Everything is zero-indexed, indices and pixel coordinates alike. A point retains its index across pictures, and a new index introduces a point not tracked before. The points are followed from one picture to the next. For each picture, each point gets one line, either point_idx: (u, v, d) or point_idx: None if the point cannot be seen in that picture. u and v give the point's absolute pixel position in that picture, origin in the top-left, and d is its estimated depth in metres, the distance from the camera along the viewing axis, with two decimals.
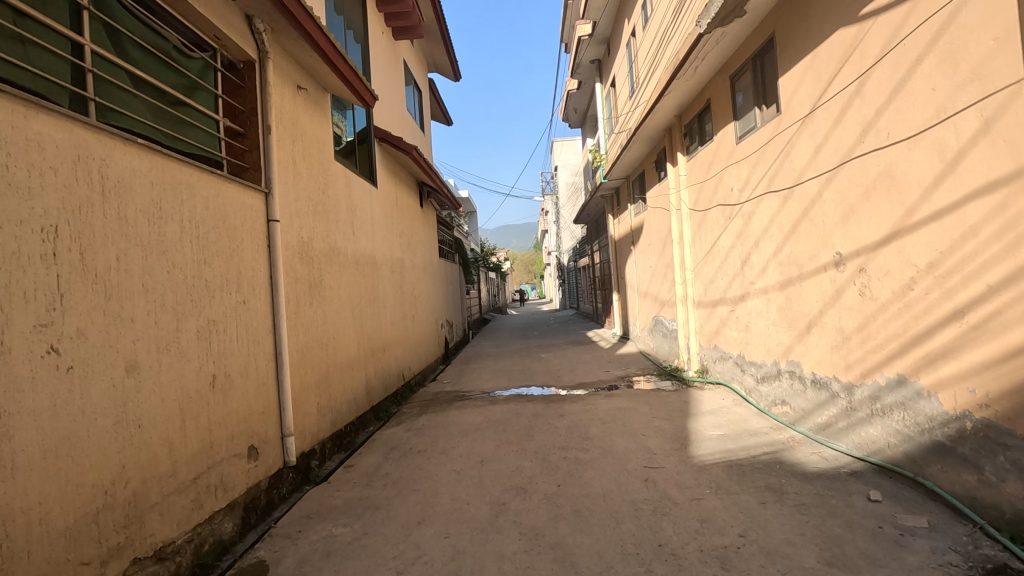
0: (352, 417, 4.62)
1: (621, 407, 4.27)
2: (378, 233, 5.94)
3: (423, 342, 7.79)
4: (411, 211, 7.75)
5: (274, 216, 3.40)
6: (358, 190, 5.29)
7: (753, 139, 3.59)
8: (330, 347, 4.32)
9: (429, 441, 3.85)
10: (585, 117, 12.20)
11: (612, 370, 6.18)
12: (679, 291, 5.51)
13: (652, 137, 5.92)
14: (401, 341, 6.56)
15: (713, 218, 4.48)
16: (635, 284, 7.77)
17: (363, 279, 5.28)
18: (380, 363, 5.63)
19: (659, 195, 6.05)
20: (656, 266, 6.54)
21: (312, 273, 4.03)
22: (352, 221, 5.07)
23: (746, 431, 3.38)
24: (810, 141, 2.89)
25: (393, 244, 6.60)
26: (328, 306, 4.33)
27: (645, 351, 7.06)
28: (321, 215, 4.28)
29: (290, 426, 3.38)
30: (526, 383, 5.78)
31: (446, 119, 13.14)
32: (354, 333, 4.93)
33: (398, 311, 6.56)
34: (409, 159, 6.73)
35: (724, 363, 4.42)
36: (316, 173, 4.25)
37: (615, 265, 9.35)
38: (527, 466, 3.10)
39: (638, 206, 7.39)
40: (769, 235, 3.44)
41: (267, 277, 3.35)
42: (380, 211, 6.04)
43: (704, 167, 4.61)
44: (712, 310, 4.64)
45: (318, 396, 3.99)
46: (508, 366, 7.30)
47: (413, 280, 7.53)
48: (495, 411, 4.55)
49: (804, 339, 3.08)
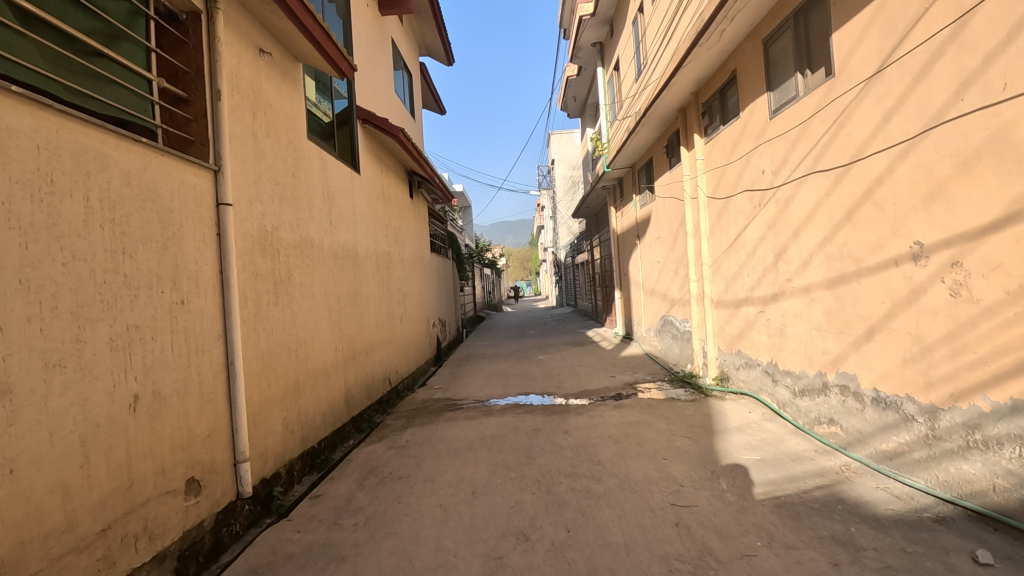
0: (326, 432, 4.06)
1: (634, 421, 3.74)
2: (361, 224, 5.38)
3: (413, 343, 7.24)
4: (399, 203, 7.19)
5: (225, 200, 2.84)
6: (337, 175, 4.73)
7: (793, 111, 3.06)
8: (301, 353, 3.77)
9: (413, 464, 3.31)
10: (585, 105, 11.64)
11: (617, 374, 5.65)
12: (695, 289, 4.97)
13: (663, 119, 5.39)
14: (387, 343, 5.99)
15: (737, 206, 3.95)
16: (641, 281, 7.23)
17: (342, 275, 4.73)
18: (362, 368, 5.08)
19: (671, 183, 5.51)
20: (666, 262, 6.00)
21: (277, 268, 3.47)
22: (329, 210, 4.51)
23: (786, 456, 2.85)
24: (876, 106, 2.36)
25: (378, 237, 6.03)
26: (299, 305, 3.77)
27: (652, 354, 6.53)
28: (289, 201, 3.72)
29: (244, 450, 2.84)
30: (523, 389, 5.24)
31: (440, 108, 12.67)
32: (331, 335, 4.37)
33: (383, 310, 6.00)
34: (397, 143, 6.16)
35: (750, 371, 3.89)
36: (284, 153, 3.69)
37: (617, 260, 8.81)
38: (529, 501, 2.56)
39: (645, 197, 6.85)
40: (814, 224, 2.91)
41: (216, 272, 2.79)
42: (363, 201, 5.48)
43: (727, 150, 4.08)
44: (735, 310, 4.10)
45: (284, 410, 3.43)
46: (504, 369, 6.75)
47: (401, 276, 6.97)
48: (490, 425, 4.01)
49: (862, 348, 2.55)
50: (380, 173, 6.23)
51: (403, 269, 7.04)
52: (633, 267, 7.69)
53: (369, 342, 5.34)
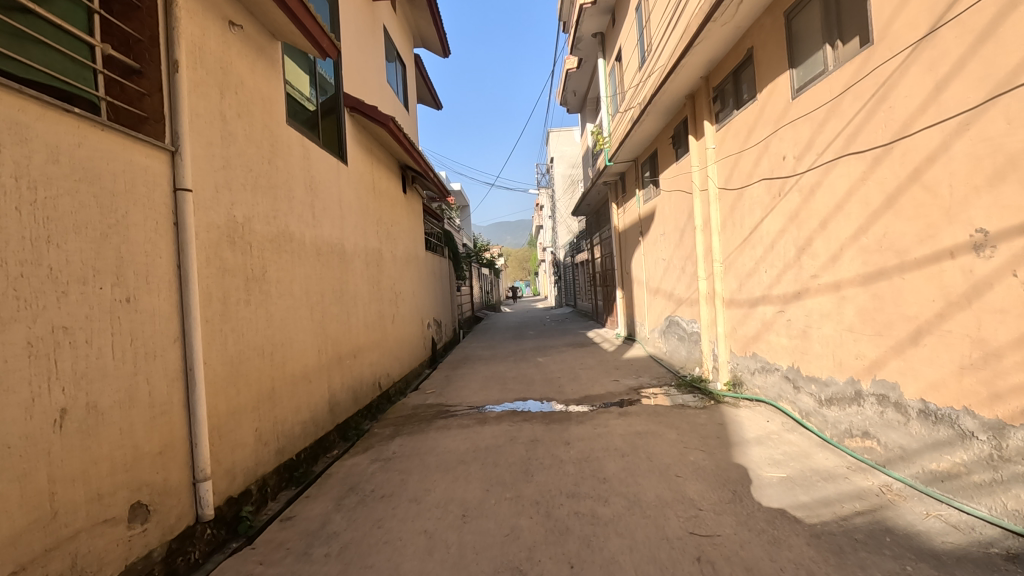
0: (307, 442, 3.75)
1: (641, 431, 3.42)
2: (348, 218, 5.06)
3: (406, 345, 6.92)
4: (392, 199, 6.87)
5: (184, 185, 2.52)
6: (320, 166, 4.41)
7: (821, 88, 2.75)
8: (278, 356, 3.45)
9: (398, 480, 2.99)
10: (585, 100, 11.33)
11: (621, 378, 5.33)
12: (704, 287, 4.67)
13: (670, 107, 5.07)
14: (377, 345, 5.67)
15: (753, 196, 3.64)
16: (644, 280, 6.91)
17: (326, 273, 4.41)
18: (349, 372, 4.76)
19: (678, 175, 5.20)
20: (671, 259, 5.69)
21: (249, 263, 3.15)
22: (312, 203, 4.19)
23: (816, 474, 2.53)
24: (928, 74, 2.05)
25: (368, 233, 5.70)
26: (276, 305, 3.45)
27: (657, 356, 6.22)
28: (265, 191, 3.40)
29: (205, 468, 2.52)
30: (521, 394, 4.93)
31: (436, 103, 12.37)
32: (313, 337, 4.05)
33: (373, 311, 5.68)
34: (387, 134, 5.84)
35: (767, 376, 3.57)
36: (258, 137, 3.37)
37: (619, 258, 8.50)
38: (526, 527, 2.25)
39: (649, 192, 6.54)
40: (847, 213, 2.60)
41: (173, 267, 2.47)
42: (350, 194, 5.16)
43: (741, 136, 3.77)
44: (750, 311, 3.79)
45: (257, 420, 3.12)
46: (501, 372, 6.44)
47: (393, 275, 6.64)
48: (484, 434, 3.69)
49: (906, 353, 2.24)
50: (370, 166, 5.91)
51: (395, 268, 6.71)
52: (636, 266, 7.37)
53: (357, 345, 5.02)
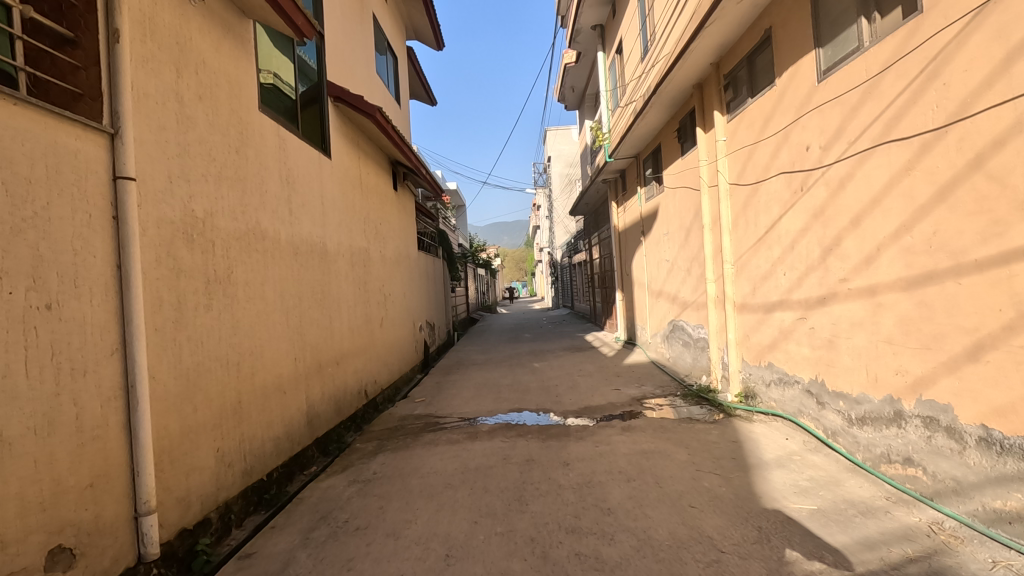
0: (280, 460, 3.41)
1: (648, 450, 3.10)
2: (331, 216, 4.73)
3: (396, 350, 6.59)
4: (381, 196, 6.54)
5: (125, 172, 2.19)
6: (298, 158, 4.08)
7: (854, 68, 2.44)
8: (246, 366, 3.12)
9: (376, 508, 2.66)
10: (583, 96, 11.02)
11: (622, 387, 5.01)
12: (713, 291, 4.35)
13: (676, 98, 4.76)
14: (363, 351, 5.34)
15: (770, 191, 3.32)
16: (646, 282, 6.59)
17: (305, 274, 4.07)
18: (331, 380, 4.43)
19: (684, 170, 4.88)
20: (676, 260, 5.38)
21: (211, 263, 2.82)
22: (288, 198, 3.86)
23: (851, 506, 2.21)
24: (996, 42, 1.73)
25: (353, 232, 5.37)
26: (244, 309, 3.13)
27: (660, 362, 5.90)
28: (231, 183, 3.07)
29: (150, 500, 2.18)
30: (515, 404, 4.60)
31: (430, 99, 12.05)
32: (289, 344, 3.72)
33: (360, 314, 5.35)
34: (375, 126, 5.51)
35: (786, 389, 3.26)
36: (224, 124, 3.04)
37: (618, 259, 8.18)
38: (518, 573, 1.93)
39: (651, 189, 6.24)
40: (886, 208, 2.28)
41: (112, 268, 2.14)
42: (333, 189, 4.83)
43: (756, 127, 3.46)
44: (766, 316, 3.47)
45: (220, 439, 2.79)
46: (495, 379, 6.11)
47: (382, 276, 6.31)
48: (475, 452, 3.37)
49: (961, 371, 1.93)
50: (357, 160, 5.59)
51: (384, 268, 6.38)
52: (637, 267, 7.06)
53: (340, 351, 4.69)
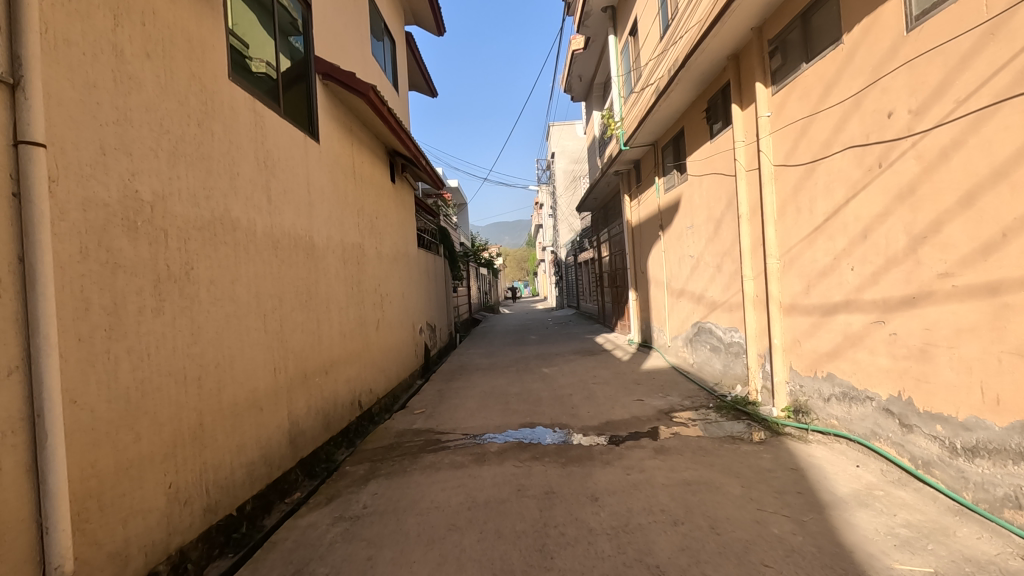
0: (254, 490, 2.90)
1: (691, 480, 2.58)
2: (319, 206, 4.22)
3: (393, 355, 6.08)
4: (377, 188, 6.04)
5: (31, 136, 1.67)
6: (279, 139, 3.57)
7: (967, 6, 1.92)
8: (211, 380, 2.61)
9: (364, 558, 2.16)
10: (591, 86, 10.53)
11: (645, 396, 4.50)
12: (751, 289, 3.84)
13: (705, 74, 4.25)
14: (356, 358, 4.83)
15: (833, 172, 2.81)
16: (665, 281, 6.07)
17: (287, 272, 3.57)
18: (318, 392, 3.92)
19: (715, 155, 4.36)
20: (702, 256, 4.86)
21: (162, 258, 2.31)
22: (267, 184, 3.35)
23: (980, 570, 1.69)
24: None
25: (346, 226, 4.86)
26: (209, 313, 2.62)
27: (683, 368, 5.38)
28: (191, 162, 2.57)
29: (65, 563, 1.68)
30: (527, 417, 4.09)
31: (430, 91, 11.58)
32: (268, 352, 3.22)
33: (353, 317, 4.85)
34: (369, 108, 5.01)
35: (853, 406, 2.74)
36: (183, 90, 2.54)
37: (632, 256, 7.66)
38: None
39: (671, 179, 5.74)
40: (1017, 182, 1.77)
41: (12, 261, 1.63)
42: (321, 177, 4.32)
43: (812, 97, 2.94)
44: (824, 320, 2.96)
45: (173, 472, 2.28)
46: (502, 386, 5.60)
47: (378, 275, 5.81)
48: (483, 480, 2.86)
49: None
50: (349, 147, 5.08)
51: (379, 267, 5.85)
52: (655, 264, 6.54)
53: (329, 358, 4.18)
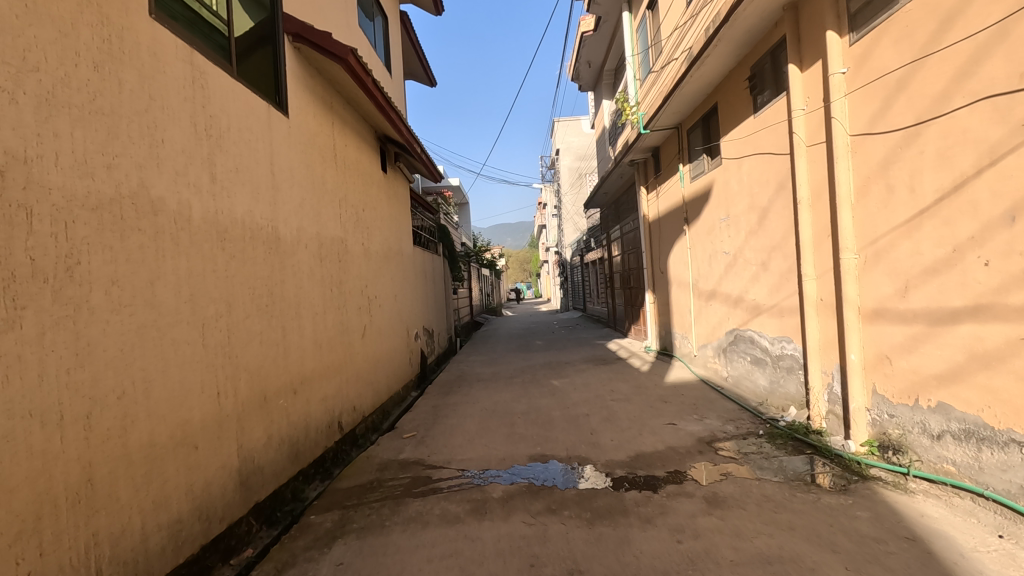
0: (180, 558, 2.20)
1: (769, 556, 1.87)
2: (287, 192, 3.52)
3: (383, 366, 5.38)
4: (365, 176, 5.34)
5: None
6: (231, 105, 2.87)
7: None
8: (112, 416, 1.91)
9: None
10: (601, 73, 9.84)
11: (677, 419, 3.78)
12: (812, 292, 3.12)
13: (751, 32, 3.54)
14: (334, 373, 4.12)
15: (952, 134, 2.09)
16: (693, 282, 5.36)
17: (240, 270, 2.86)
18: (282, 417, 3.22)
19: (764, 130, 3.65)
20: (742, 252, 4.15)
21: (18, 247, 1.61)
22: (211, 159, 2.65)
23: None
24: None
25: (324, 217, 4.16)
26: (108, 324, 1.92)
27: (715, 383, 4.67)
28: (80, 118, 1.86)
29: None
30: (538, 447, 3.37)
31: (430, 81, 10.93)
32: (209, 371, 2.52)
33: (331, 324, 4.15)
34: (352, 80, 4.32)
35: (986, 451, 2.02)
36: (69, 18, 1.84)
37: (649, 254, 6.96)
38: None
39: (699, 165, 5.04)
40: None
41: None
42: (291, 157, 3.62)
43: (918, 38, 2.23)
44: (933, 331, 2.24)
45: (32, 556, 1.58)
46: (507, 402, 4.89)
47: (366, 275, 5.12)
48: (483, 546, 2.15)
49: None
50: (329, 126, 4.39)
51: (365, 266, 5.14)
52: (678, 264, 5.83)
53: (298, 375, 3.48)
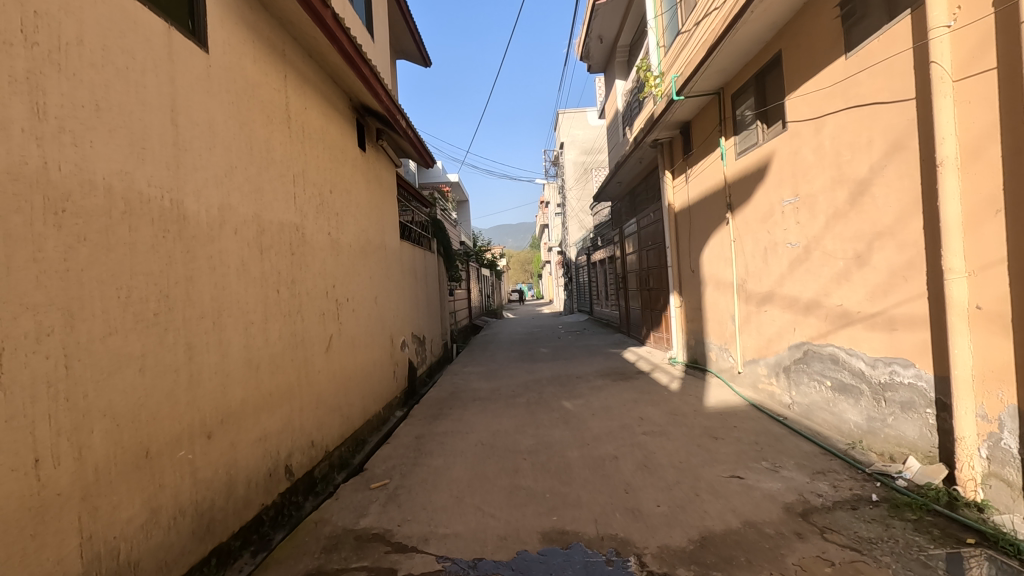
0: None
1: None
2: (203, 155, 2.52)
3: (355, 385, 4.39)
4: (334, 152, 4.35)
5: None
6: (89, 8, 1.89)
7: None
8: None
9: None
10: (613, 50, 8.88)
11: (741, 468, 2.77)
12: (960, 296, 2.13)
13: None
14: (279, 402, 3.12)
15: None
16: (739, 283, 4.35)
17: (101, 261, 1.87)
18: (183, 476, 2.21)
19: (866, 71, 2.65)
20: (820, 243, 3.15)
21: None
22: (37, 82, 1.66)
23: None
24: None
25: (270, 196, 3.17)
26: None
27: (775, 412, 3.67)
28: None
29: None
30: (553, 517, 2.38)
31: (424, 62, 9.97)
32: (16, 426, 1.52)
33: (278, 336, 3.15)
34: (306, 15, 3.33)
35: None
36: None
37: (675, 251, 5.97)
38: None
39: (751, 135, 4.04)
40: None
41: None
42: (213, 108, 2.63)
43: None
44: None
45: None
46: (508, 433, 3.89)
47: (333, 273, 4.14)
48: None
49: None
50: (280, 79, 3.40)
51: (332, 262, 4.14)
52: (718, 261, 4.82)
53: (217, 410, 2.48)
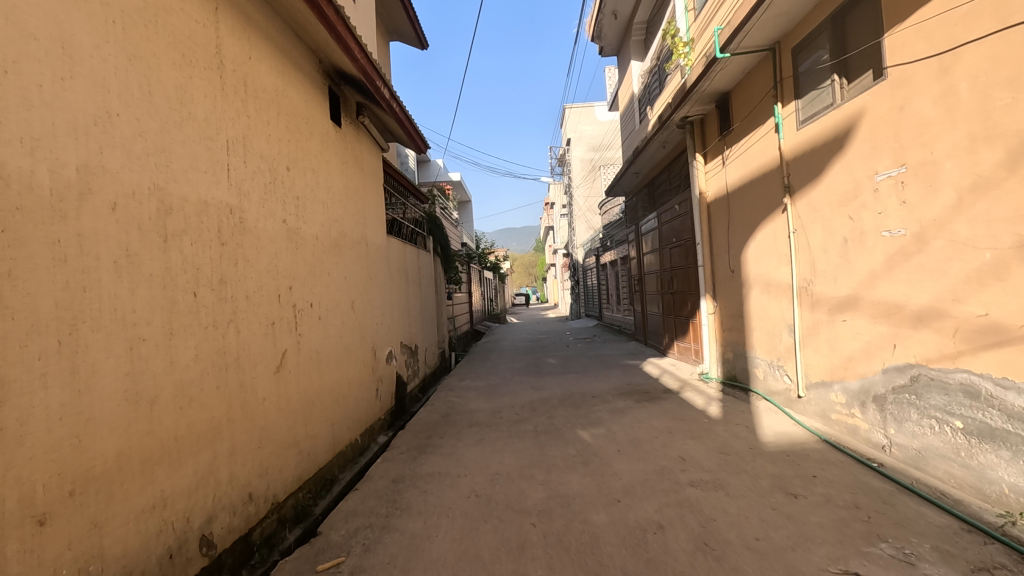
0: None
1: None
2: (49, 88, 1.67)
3: (319, 412, 3.52)
4: (294, 121, 3.49)
5: None
6: None
7: None
8: None
9: None
10: (628, 27, 8.01)
11: (854, 555, 1.88)
12: None
13: None
14: (195, 448, 2.25)
15: None
16: (801, 285, 3.47)
17: None
18: None
19: None
20: (946, 229, 2.27)
21: None
22: None
23: None
24: None
25: (184, 163, 2.31)
26: None
27: (864, 456, 2.78)
28: None
29: None
30: None
31: (421, 44, 9.13)
32: None
33: (193, 357, 2.28)
34: None
35: None
36: None
37: (708, 247, 5.10)
38: None
39: (822, 95, 3.16)
40: None
41: None
42: (75, 23, 1.78)
43: None
44: None
45: None
46: (512, 477, 3.01)
47: (291, 272, 3.28)
48: None
49: None
50: (207, 11, 2.54)
51: (288, 258, 3.26)
52: (768, 258, 3.94)
53: (65, 477, 1.62)
